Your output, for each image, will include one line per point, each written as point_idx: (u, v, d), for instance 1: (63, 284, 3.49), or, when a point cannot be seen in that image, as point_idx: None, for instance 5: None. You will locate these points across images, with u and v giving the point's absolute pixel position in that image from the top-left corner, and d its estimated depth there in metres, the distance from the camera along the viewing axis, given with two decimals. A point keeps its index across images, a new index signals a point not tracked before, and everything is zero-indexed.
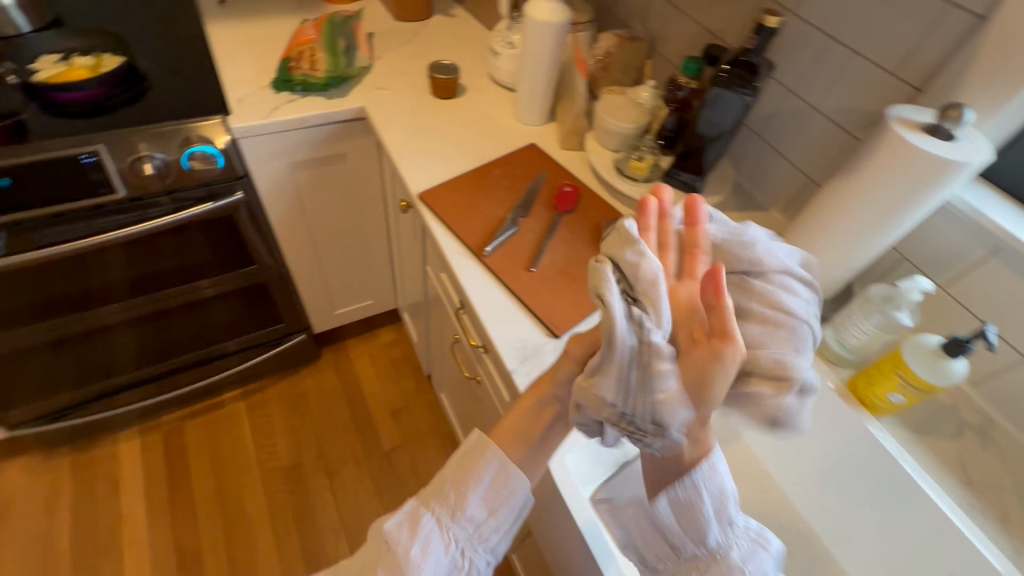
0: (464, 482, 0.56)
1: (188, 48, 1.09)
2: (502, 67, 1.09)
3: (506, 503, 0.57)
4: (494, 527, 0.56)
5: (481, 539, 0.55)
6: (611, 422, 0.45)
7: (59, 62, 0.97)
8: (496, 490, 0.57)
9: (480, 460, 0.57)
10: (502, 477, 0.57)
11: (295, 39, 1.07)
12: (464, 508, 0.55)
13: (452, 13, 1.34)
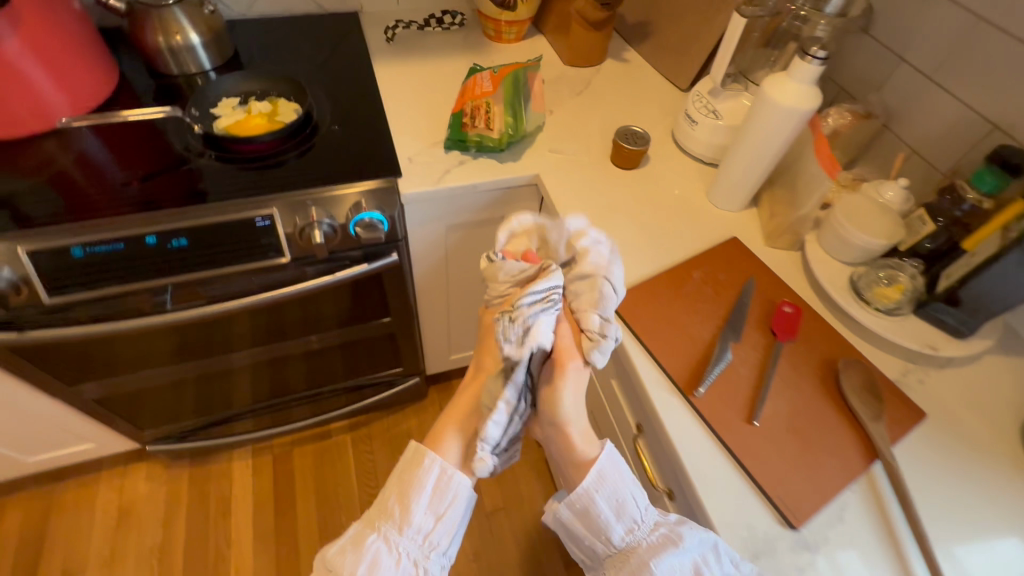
0: (407, 492, 0.62)
1: (356, 93, 1.03)
2: (697, 137, 0.94)
3: (441, 511, 0.62)
4: (443, 533, 0.61)
5: (431, 547, 0.61)
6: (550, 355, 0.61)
7: (238, 107, 0.94)
8: (439, 496, 0.62)
9: (420, 469, 0.62)
10: (444, 480, 0.62)
11: (469, 91, 0.98)
12: (418, 520, 0.61)
13: (625, 57, 1.21)
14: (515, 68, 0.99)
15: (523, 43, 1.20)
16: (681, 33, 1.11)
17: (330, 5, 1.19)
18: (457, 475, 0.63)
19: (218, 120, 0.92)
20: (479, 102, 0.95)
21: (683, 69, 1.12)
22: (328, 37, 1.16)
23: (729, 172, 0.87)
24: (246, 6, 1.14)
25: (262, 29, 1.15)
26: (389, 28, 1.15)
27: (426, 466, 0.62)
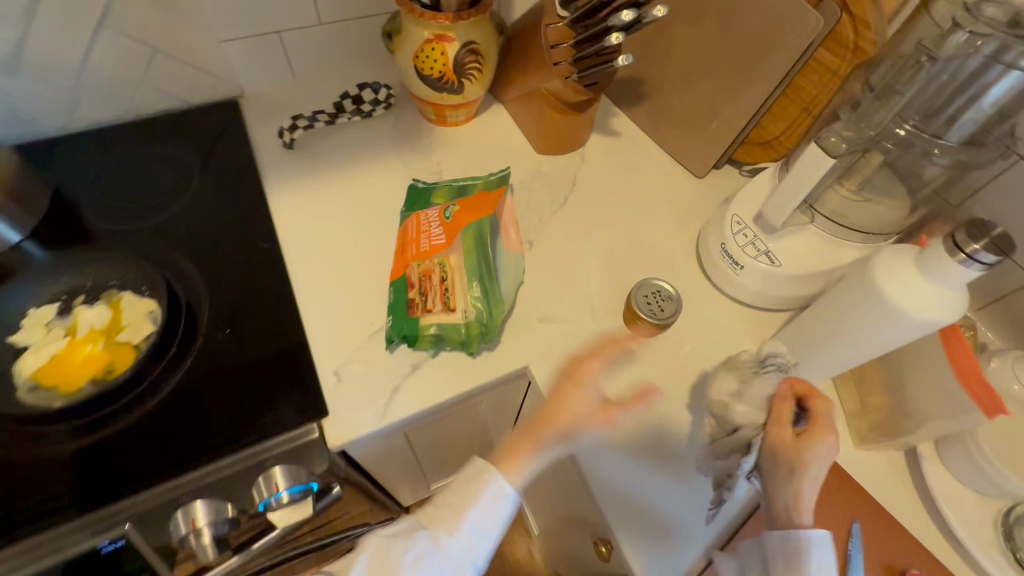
0: (461, 501, 0.52)
1: (248, 253, 0.71)
2: (744, 284, 0.67)
3: (488, 544, 0.53)
4: (494, 541, 0.53)
5: (474, 559, 0.52)
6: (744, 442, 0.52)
7: (55, 322, 0.61)
8: (490, 506, 0.52)
9: (480, 483, 0.53)
10: (495, 501, 0.53)
11: (410, 246, 0.70)
12: (468, 533, 0.52)
13: (614, 128, 0.90)
14: (471, 201, 0.71)
15: (477, 124, 0.88)
16: (692, 103, 0.81)
17: (195, 96, 0.83)
18: (511, 501, 0.53)
19: (23, 353, 0.59)
20: (427, 266, 0.67)
21: (697, 151, 0.83)
22: (199, 148, 0.81)
23: (800, 351, 0.62)
24: (66, 117, 0.78)
25: (99, 150, 0.79)
26: (284, 129, 0.80)
27: (478, 481, 0.53)
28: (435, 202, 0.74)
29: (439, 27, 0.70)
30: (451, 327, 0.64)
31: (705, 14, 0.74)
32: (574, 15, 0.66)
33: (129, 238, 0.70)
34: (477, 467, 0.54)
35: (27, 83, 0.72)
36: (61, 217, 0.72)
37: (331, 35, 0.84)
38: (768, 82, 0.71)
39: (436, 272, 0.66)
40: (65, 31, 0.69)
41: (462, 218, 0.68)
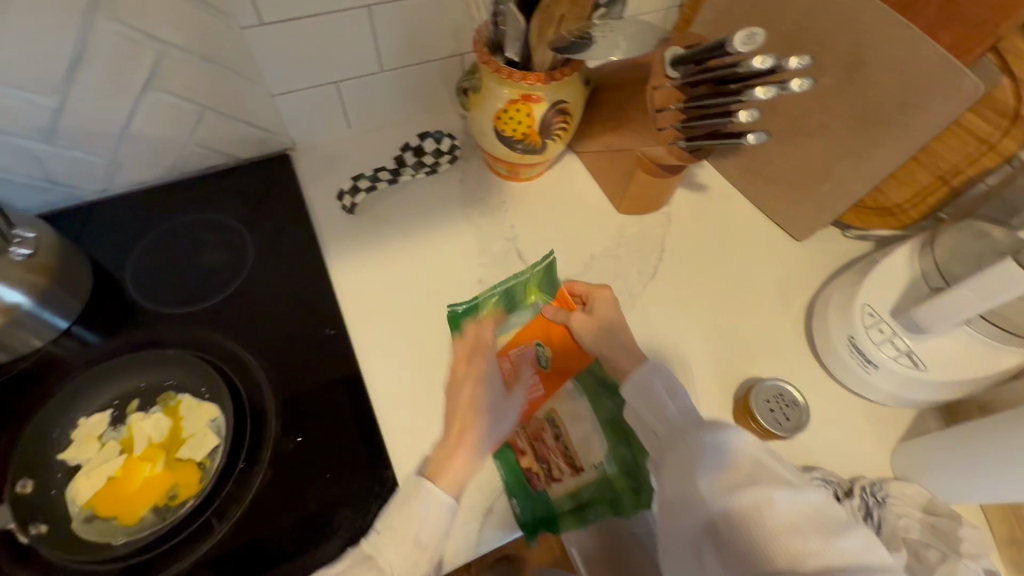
0: (395, 529, 0.44)
1: (313, 341, 0.64)
2: (876, 384, 0.60)
3: (433, 559, 0.44)
4: (442, 550, 0.44)
5: (437, 551, 0.44)
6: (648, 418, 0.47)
7: (109, 434, 0.55)
8: (437, 527, 0.44)
9: (415, 502, 0.44)
10: (435, 529, 0.44)
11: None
12: (415, 554, 0.43)
13: (701, 181, 0.82)
14: (540, 327, 0.59)
15: (550, 178, 0.80)
16: (799, 163, 0.72)
17: (245, 152, 0.76)
18: (450, 512, 0.45)
19: (76, 473, 0.53)
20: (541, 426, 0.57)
21: (800, 214, 0.75)
22: (251, 212, 0.74)
23: (950, 472, 0.55)
24: (108, 180, 0.71)
25: (144, 216, 0.72)
26: (344, 191, 0.73)
27: (426, 510, 0.44)
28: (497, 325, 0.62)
29: (527, 88, 0.61)
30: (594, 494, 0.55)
31: (826, 69, 0.65)
32: (689, 77, 0.57)
33: (185, 324, 0.64)
34: (427, 488, 0.45)
35: (66, 150, 0.65)
36: (109, 298, 0.66)
37: (393, 83, 0.76)
38: (901, 149, 0.63)
39: (551, 432, 0.57)
40: (107, 96, 0.62)
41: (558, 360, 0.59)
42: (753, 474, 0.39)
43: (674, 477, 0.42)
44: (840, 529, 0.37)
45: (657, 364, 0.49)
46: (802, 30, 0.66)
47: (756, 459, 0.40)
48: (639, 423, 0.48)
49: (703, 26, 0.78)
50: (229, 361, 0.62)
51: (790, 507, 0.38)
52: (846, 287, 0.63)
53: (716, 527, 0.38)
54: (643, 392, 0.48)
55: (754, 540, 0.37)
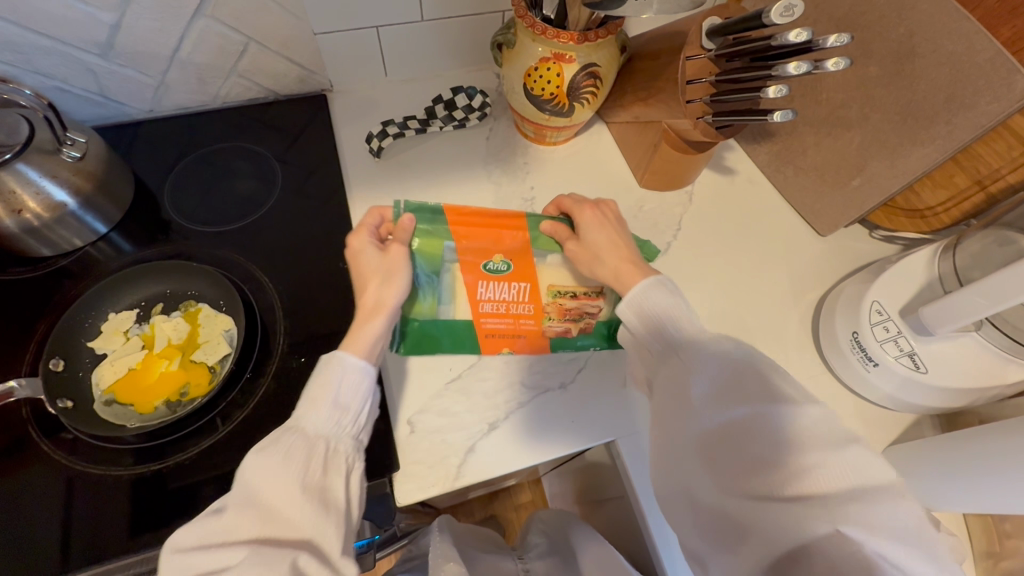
0: (319, 386, 0.45)
1: (327, 273, 0.67)
2: (874, 383, 0.59)
3: (361, 417, 0.46)
4: (338, 427, 0.45)
5: (344, 419, 0.45)
6: (648, 341, 0.51)
7: (134, 330, 0.59)
8: (356, 387, 0.46)
9: (329, 367, 0.46)
10: (357, 389, 0.46)
11: (513, 333, 0.61)
12: (334, 408, 0.45)
13: (729, 165, 0.81)
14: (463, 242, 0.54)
15: (575, 146, 0.80)
16: (831, 154, 0.71)
17: (284, 88, 0.79)
18: (370, 377, 0.47)
19: (101, 361, 0.58)
20: (556, 300, 0.59)
21: (826, 208, 0.73)
22: (283, 146, 0.77)
23: (933, 477, 0.54)
24: (154, 100, 0.75)
25: (186, 140, 0.77)
26: (373, 135, 0.75)
27: (342, 371, 0.46)
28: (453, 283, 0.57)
29: (561, 46, 0.62)
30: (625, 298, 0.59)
31: (874, 57, 0.63)
32: (724, 48, 0.56)
33: (212, 243, 0.69)
34: (337, 356, 0.46)
35: (119, 67, 0.69)
36: (146, 212, 0.71)
37: (432, 33, 0.77)
38: (941, 147, 0.60)
39: (569, 299, 0.59)
40: (161, 18, 0.65)
41: (515, 255, 0.56)
42: (751, 403, 0.42)
43: (667, 394, 0.47)
44: (831, 445, 0.40)
45: (663, 281, 0.51)
46: (853, 14, 0.63)
47: (760, 377, 0.43)
48: (639, 344, 0.52)
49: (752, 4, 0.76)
50: (247, 282, 0.65)
51: (785, 425, 0.41)
52: (859, 282, 0.62)
53: (713, 440, 0.43)
54: (646, 311, 0.51)
55: (754, 455, 0.41)
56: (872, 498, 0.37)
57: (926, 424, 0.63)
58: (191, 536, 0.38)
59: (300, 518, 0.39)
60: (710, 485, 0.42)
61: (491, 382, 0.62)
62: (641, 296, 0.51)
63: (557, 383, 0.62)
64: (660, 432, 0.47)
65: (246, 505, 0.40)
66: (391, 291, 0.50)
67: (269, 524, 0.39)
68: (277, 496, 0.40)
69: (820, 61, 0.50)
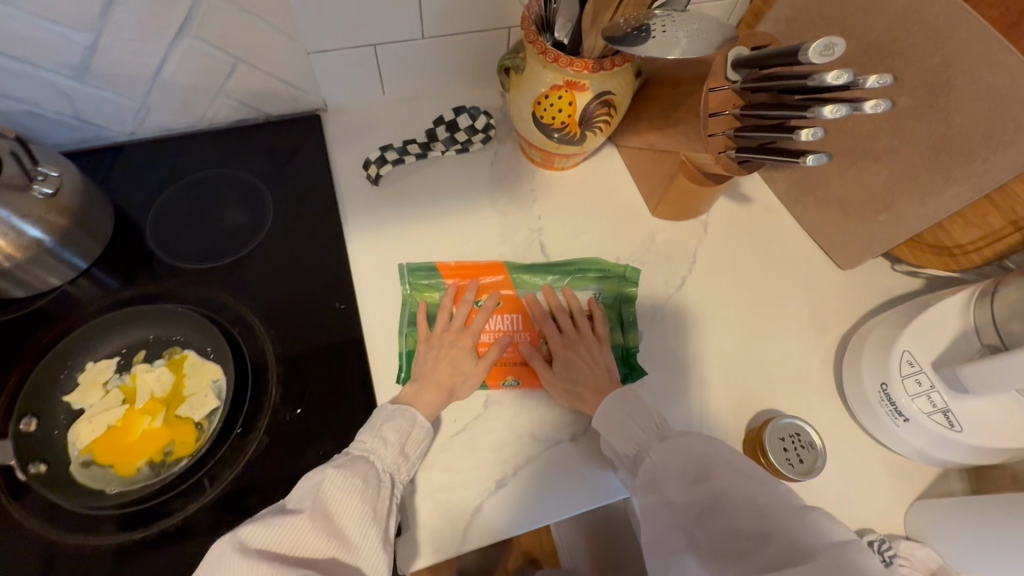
0: (395, 434, 0.51)
1: (323, 314, 0.62)
2: (902, 438, 0.56)
3: (412, 470, 0.51)
4: (398, 467, 0.50)
5: (404, 466, 0.51)
6: (622, 440, 0.54)
7: (114, 381, 0.55)
8: (418, 445, 0.53)
9: (404, 416, 0.53)
10: (419, 444, 0.53)
11: (513, 360, 0.62)
12: (411, 448, 0.52)
13: (745, 192, 0.77)
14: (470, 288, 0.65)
15: (585, 171, 0.76)
16: (855, 187, 0.67)
17: (275, 108, 0.75)
18: (429, 438, 0.54)
19: (78, 417, 0.54)
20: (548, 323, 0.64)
21: (849, 242, 0.70)
22: (274, 171, 0.73)
23: (965, 543, 0.51)
24: (136, 123, 0.70)
25: (171, 164, 0.72)
26: (371, 161, 0.71)
27: (410, 425, 0.52)
28: None
29: (573, 75, 0.57)
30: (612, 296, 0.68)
31: (906, 87, 0.59)
32: (750, 81, 0.52)
33: (199, 280, 0.64)
34: (409, 411, 0.53)
35: (97, 89, 0.64)
36: (129, 244, 0.67)
37: (433, 52, 0.72)
38: (976, 186, 0.57)
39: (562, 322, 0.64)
40: (141, 38, 0.60)
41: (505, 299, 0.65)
42: (721, 484, 0.46)
43: (649, 484, 0.49)
44: (798, 511, 0.42)
45: (620, 394, 0.56)
46: (885, 41, 0.59)
47: (720, 460, 0.48)
48: (613, 443, 0.54)
49: (774, 22, 0.71)
50: (236, 324, 0.61)
51: (751, 495, 0.44)
52: (885, 327, 0.59)
53: (697, 519, 0.45)
54: (614, 410, 0.55)
55: (732, 529, 0.43)
56: (847, 552, 0.38)
57: (953, 477, 0.60)
58: (267, 532, 0.41)
59: (361, 539, 0.44)
60: (704, 569, 0.43)
61: (498, 434, 0.58)
62: (617, 394, 0.56)
63: (568, 434, 0.59)
64: (648, 527, 0.49)
65: (317, 521, 0.43)
66: (464, 356, 0.59)
67: (335, 537, 0.43)
68: (348, 515, 0.45)
69: (858, 103, 0.46)
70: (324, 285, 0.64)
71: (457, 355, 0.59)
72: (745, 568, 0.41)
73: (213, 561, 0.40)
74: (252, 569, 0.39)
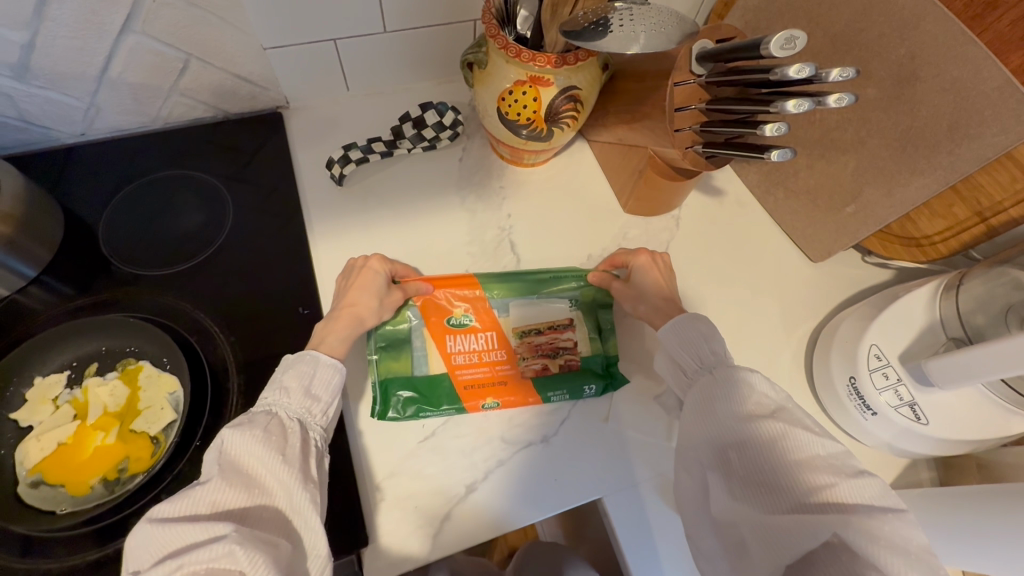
0: (296, 380, 0.48)
1: (285, 320, 0.61)
2: (870, 431, 0.56)
3: (326, 409, 0.49)
4: (307, 413, 0.47)
5: (316, 414, 0.48)
6: (685, 359, 0.53)
7: (64, 396, 0.53)
8: (328, 384, 0.49)
9: (307, 362, 0.49)
10: (329, 384, 0.49)
11: (492, 380, 0.59)
12: (317, 394, 0.49)
13: (717, 186, 0.77)
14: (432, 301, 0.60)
15: (555, 167, 0.75)
16: (825, 178, 0.67)
17: (234, 106, 0.72)
18: (339, 375, 0.50)
19: (27, 435, 0.52)
20: (524, 338, 0.61)
21: (819, 234, 0.70)
22: (234, 172, 0.70)
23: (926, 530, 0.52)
24: (86, 124, 0.67)
25: (126, 165, 0.69)
26: (335, 160, 0.68)
27: (311, 367, 0.49)
28: (424, 346, 0.59)
29: (537, 71, 0.56)
30: (587, 302, 0.63)
31: (873, 78, 0.58)
32: (716, 75, 0.52)
33: (155, 288, 0.62)
34: (309, 354, 0.50)
35: (40, 89, 0.61)
36: (81, 250, 0.64)
37: (396, 46, 0.70)
38: (942, 178, 0.57)
39: (538, 336, 0.61)
40: (84, 35, 0.57)
41: (476, 310, 0.60)
42: (771, 419, 0.44)
43: (698, 402, 0.49)
44: (846, 473, 0.40)
45: (697, 313, 0.54)
46: (851, 31, 0.59)
47: (780, 406, 0.45)
48: (673, 365, 0.54)
49: (743, 12, 0.70)
50: (196, 333, 0.59)
51: (805, 447, 0.42)
52: (854, 321, 0.59)
53: (732, 447, 0.44)
54: (677, 332, 0.54)
55: (771, 467, 0.41)
56: (878, 519, 0.37)
57: (921, 466, 0.61)
58: (175, 502, 0.38)
59: (279, 486, 0.41)
60: (729, 494, 0.43)
61: (469, 439, 0.58)
62: (688, 317, 0.54)
63: (539, 436, 0.58)
64: (686, 443, 0.49)
65: (230, 475, 0.40)
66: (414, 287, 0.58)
67: (254, 488, 0.40)
68: (262, 468, 0.41)
69: (821, 97, 0.45)
70: (287, 291, 0.62)
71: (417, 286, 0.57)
72: (769, 505, 0.40)
73: (129, 551, 0.37)
74: (173, 533, 0.36)
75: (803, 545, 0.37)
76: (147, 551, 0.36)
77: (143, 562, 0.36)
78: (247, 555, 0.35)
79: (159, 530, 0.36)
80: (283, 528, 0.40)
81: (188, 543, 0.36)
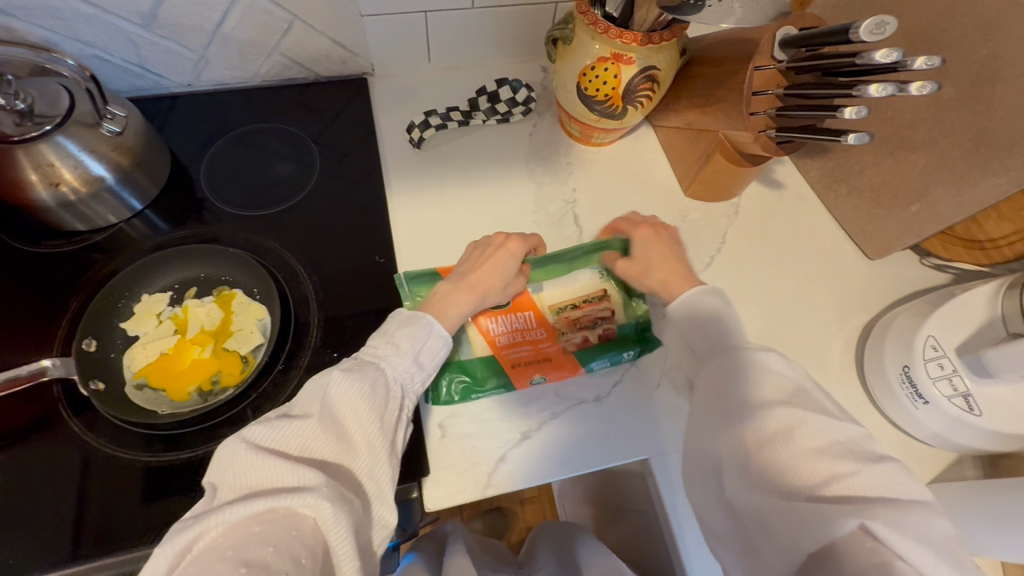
0: (405, 344, 0.50)
1: (362, 267, 0.65)
2: (921, 421, 0.57)
3: (425, 381, 0.51)
4: (410, 380, 0.50)
5: (413, 387, 0.50)
6: (695, 335, 0.53)
7: (166, 312, 0.59)
8: (433, 354, 0.52)
9: (416, 327, 0.51)
10: (434, 354, 0.52)
11: (537, 359, 0.61)
12: (419, 364, 0.51)
13: (778, 178, 0.78)
14: None
15: (621, 147, 0.78)
16: (890, 176, 0.68)
17: (325, 69, 0.77)
18: (446, 349, 0.53)
19: (134, 343, 0.58)
20: (561, 314, 0.62)
21: (878, 232, 0.71)
22: (320, 129, 0.75)
23: (968, 519, 0.53)
24: (193, 74, 0.73)
25: (223, 117, 0.75)
26: (415, 124, 0.73)
27: (425, 334, 0.51)
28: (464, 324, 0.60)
29: (621, 47, 0.59)
30: None
31: (951, 78, 0.59)
32: (797, 61, 0.54)
33: (245, 227, 0.67)
34: (425, 321, 0.52)
35: (160, 38, 0.66)
36: (181, 189, 0.70)
37: (482, 22, 0.74)
38: (1013, 179, 0.57)
39: (574, 310, 0.62)
40: None
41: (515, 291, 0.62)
42: (789, 402, 0.44)
43: (708, 383, 0.48)
44: (869, 459, 0.41)
45: (709, 291, 0.55)
46: (932, 31, 0.60)
47: (801, 389, 0.45)
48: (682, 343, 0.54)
49: (822, 9, 0.72)
50: (282, 270, 0.64)
51: (822, 433, 0.42)
52: (908, 317, 0.60)
53: (748, 430, 0.43)
54: (691, 311, 0.54)
55: (786, 457, 0.41)
56: (898, 507, 0.38)
57: (966, 463, 0.62)
58: (272, 433, 0.41)
59: (368, 446, 0.43)
60: (740, 480, 0.43)
61: (524, 391, 0.61)
62: (697, 292, 0.55)
63: (592, 395, 0.61)
64: (696, 427, 0.48)
65: (330, 417, 0.43)
66: (510, 264, 0.58)
67: (341, 438, 0.43)
68: (355, 417, 0.44)
69: (903, 84, 0.47)
70: (365, 241, 0.67)
71: (501, 261, 0.57)
72: (783, 491, 0.40)
73: (220, 468, 0.40)
74: (263, 463, 0.38)
75: (825, 533, 0.37)
76: (234, 473, 0.39)
77: (226, 485, 0.38)
78: (330, 511, 0.36)
79: (251, 456, 0.39)
80: (356, 488, 0.41)
81: (279, 480, 0.38)
